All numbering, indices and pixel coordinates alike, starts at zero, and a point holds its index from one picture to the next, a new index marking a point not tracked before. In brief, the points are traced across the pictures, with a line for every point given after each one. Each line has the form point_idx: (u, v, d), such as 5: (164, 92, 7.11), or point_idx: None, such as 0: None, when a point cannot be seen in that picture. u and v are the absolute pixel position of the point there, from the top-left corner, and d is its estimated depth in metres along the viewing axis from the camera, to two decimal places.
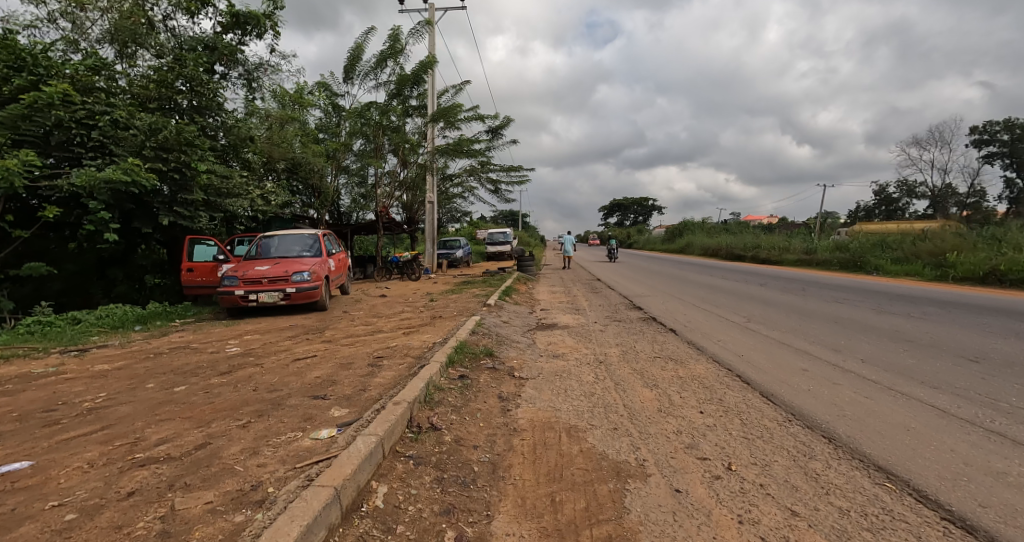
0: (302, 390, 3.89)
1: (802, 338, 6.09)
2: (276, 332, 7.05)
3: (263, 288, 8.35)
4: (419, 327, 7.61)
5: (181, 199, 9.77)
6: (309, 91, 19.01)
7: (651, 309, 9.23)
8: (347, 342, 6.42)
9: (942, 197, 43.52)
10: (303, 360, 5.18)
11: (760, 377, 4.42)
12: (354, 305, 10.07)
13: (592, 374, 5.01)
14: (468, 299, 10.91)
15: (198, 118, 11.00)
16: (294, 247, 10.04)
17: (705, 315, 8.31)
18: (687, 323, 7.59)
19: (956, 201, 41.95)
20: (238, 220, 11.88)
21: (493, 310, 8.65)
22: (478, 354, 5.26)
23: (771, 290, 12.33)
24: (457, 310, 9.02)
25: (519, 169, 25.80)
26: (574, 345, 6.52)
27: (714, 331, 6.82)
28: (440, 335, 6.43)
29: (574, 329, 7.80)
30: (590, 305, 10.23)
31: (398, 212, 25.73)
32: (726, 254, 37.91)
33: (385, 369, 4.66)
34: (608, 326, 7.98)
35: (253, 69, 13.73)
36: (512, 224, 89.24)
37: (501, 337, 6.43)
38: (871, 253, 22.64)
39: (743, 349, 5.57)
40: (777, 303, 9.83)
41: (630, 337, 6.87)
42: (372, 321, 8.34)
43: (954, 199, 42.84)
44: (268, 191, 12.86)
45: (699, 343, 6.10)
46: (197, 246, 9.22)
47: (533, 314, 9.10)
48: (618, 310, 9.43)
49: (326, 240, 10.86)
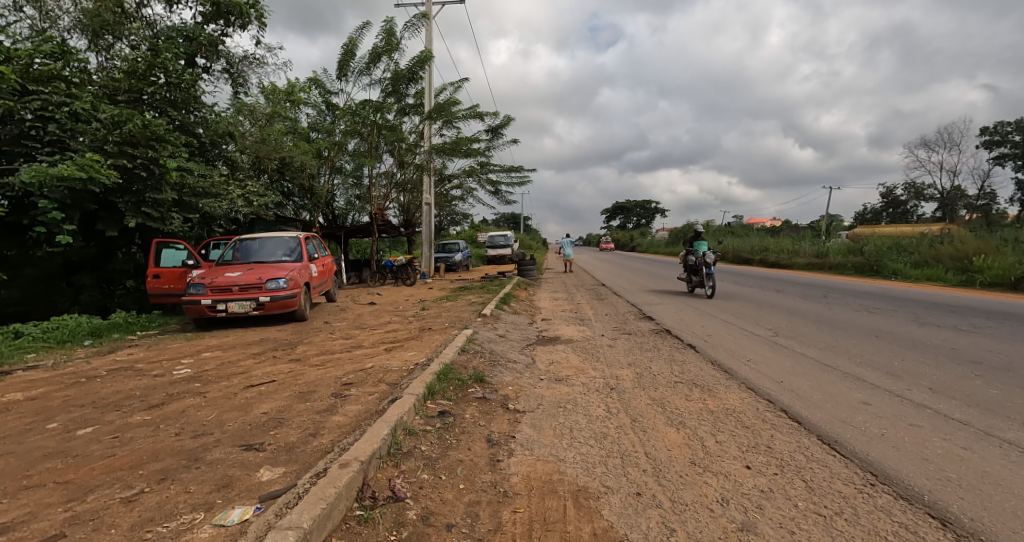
0: (236, 437, 3.05)
1: (848, 358, 5.22)
2: (241, 349, 6.22)
3: (233, 296, 7.57)
4: (404, 342, 6.78)
5: (149, 199, 8.97)
6: (301, 88, 18.29)
7: (663, 320, 8.37)
8: (318, 361, 5.60)
9: (951, 199, 42.41)
10: (257, 387, 4.36)
11: (812, 414, 3.57)
12: (338, 314, 9.23)
13: (602, 406, 4.16)
14: (462, 307, 10.06)
15: (173, 112, 10.20)
16: (273, 251, 9.22)
17: (726, 327, 7.44)
18: (707, 338, 6.71)
19: (967, 203, 41.00)
20: (217, 221, 11.08)
21: (489, 322, 7.79)
22: (465, 380, 4.42)
23: (791, 298, 11.46)
24: (449, 322, 8.17)
25: (520, 169, 25.01)
26: (578, 364, 5.68)
27: (740, 348, 5.96)
28: (425, 354, 5.59)
29: (579, 343, 6.95)
30: (596, 315, 9.36)
31: (395, 214, 24.88)
32: (733, 257, 36.96)
33: (350, 402, 3.82)
34: (616, 340, 7.12)
35: (238, 62, 12.96)
36: (514, 227, 88.31)
37: (494, 355, 5.59)
38: (888, 256, 21.72)
39: (781, 373, 4.69)
40: (802, 312, 8.96)
41: (643, 355, 6.02)
42: (354, 334, 7.51)
43: (964, 202, 41.90)
44: (252, 191, 12.03)
45: (726, 364, 5.23)
46: (165, 250, 8.43)
47: (533, 326, 8.24)
48: (626, 321, 8.57)
49: (309, 243, 10.07)
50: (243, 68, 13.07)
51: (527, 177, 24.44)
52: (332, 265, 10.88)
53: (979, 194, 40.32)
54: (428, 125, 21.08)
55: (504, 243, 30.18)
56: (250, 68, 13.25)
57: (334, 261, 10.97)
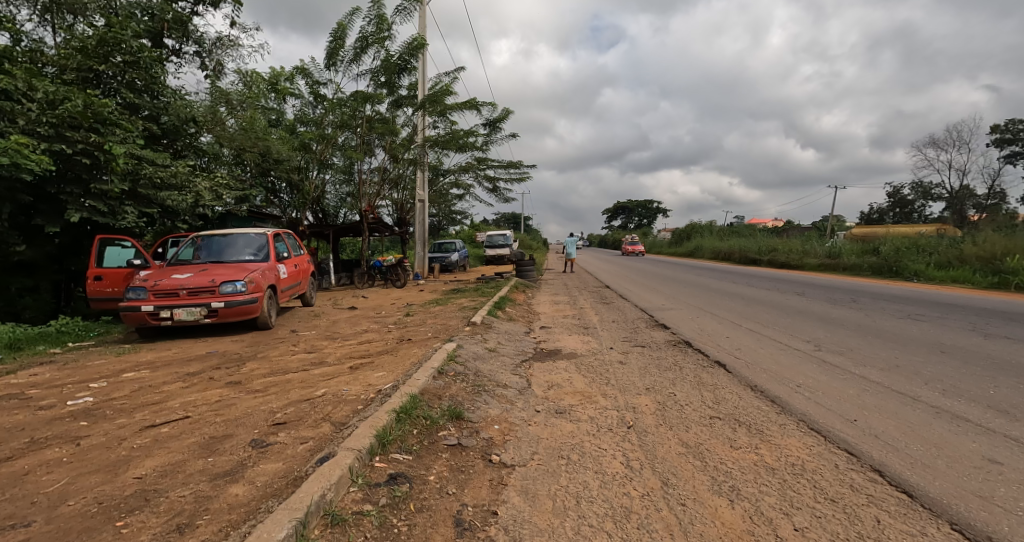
0: (59, 534, 1.97)
1: (924, 383, 4.17)
2: (175, 367, 5.13)
3: (180, 302, 6.50)
4: (376, 359, 5.69)
5: (95, 189, 7.97)
6: (286, 77, 17.29)
7: (681, 329, 7.28)
8: (263, 384, 4.52)
9: (960, 199, 41.18)
10: (160, 426, 3.26)
11: (928, 481, 2.50)
12: (309, 322, 8.15)
13: (618, 457, 3.07)
14: (452, 313, 8.98)
15: (130, 95, 9.17)
16: (236, 249, 8.13)
17: (756, 339, 6.35)
18: (738, 353, 5.62)
19: (976, 202, 39.98)
20: (182, 216, 10.01)
21: (478, 332, 6.69)
22: (436, 419, 3.34)
23: (815, 302, 10.42)
24: (433, 332, 7.07)
25: (519, 165, 24.03)
26: (585, 390, 4.58)
27: (782, 368, 4.88)
28: (395, 376, 4.51)
29: (585, 359, 5.85)
30: (602, 322, 8.28)
31: (388, 212, 23.81)
32: (739, 257, 35.82)
33: (269, 456, 2.74)
34: (628, 354, 6.03)
35: (211, 45, 11.95)
36: (515, 227, 87.29)
37: (480, 379, 4.50)
38: (907, 256, 20.60)
39: (851, 407, 3.61)
40: (835, 320, 7.93)
41: (663, 376, 4.92)
42: (320, 347, 6.42)
43: (972, 201, 40.82)
44: (222, 184, 10.97)
45: (773, 392, 4.13)
46: (109, 249, 7.40)
47: (530, 337, 7.14)
48: (638, 331, 7.47)
49: (281, 240, 8.99)
50: (216, 52, 12.06)
51: (526, 174, 23.43)
52: (306, 264, 9.81)
53: (989, 194, 39.23)
54: (423, 117, 20.07)
55: (504, 243, 29.11)
56: (224, 51, 12.21)
57: (309, 260, 9.92)
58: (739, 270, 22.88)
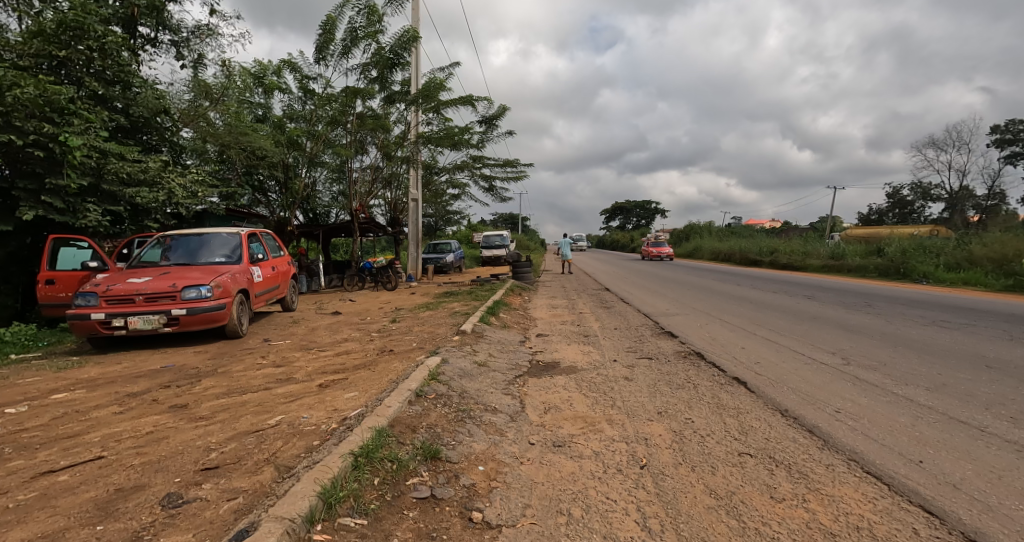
0: None
1: (986, 409, 3.54)
2: (118, 385, 4.48)
3: (136, 309, 5.84)
4: (351, 375, 5.04)
5: (50, 185, 7.34)
6: (273, 71, 16.66)
7: (690, 339, 6.66)
8: (212, 407, 3.87)
9: (960, 199, 40.71)
10: (59, 471, 2.62)
11: None
12: (285, 330, 7.49)
13: (632, 514, 2.44)
14: (442, 320, 8.32)
15: (95, 84, 8.52)
16: (206, 250, 7.46)
17: (775, 350, 5.73)
18: (757, 368, 4.98)
19: (976, 203, 39.51)
20: (152, 215, 9.35)
21: (467, 343, 6.04)
22: (406, 461, 2.70)
23: (828, 306, 9.83)
24: (418, 342, 6.42)
25: (516, 164, 23.41)
26: (586, 415, 3.94)
27: (813, 386, 4.25)
28: (366, 399, 3.88)
29: (586, 375, 5.21)
30: (604, 330, 7.67)
31: (381, 212, 23.13)
32: (739, 259, 35.25)
33: (177, 523, 2.09)
34: (634, 368, 5.40)
35: (189, 34, 11.30)
36: (512, 227, 86.58)
37: (465, 403, 3.85)
38: (915, 257, 20.04)
39: (911, 443, 2.98)
40: (855, 327, 7.32)
41: (676, 397, 4.28)
42: (291, 360, 5.77)
43: (972, 201, 40.31)
44: (197, 180, 10.32)
45: (810, 420, 3.49)
46: (63, 249, 6.74)
47: (525, 348, 6.48)
48: (643, 340, 6.83)
49: (257, 241, 8.34)
50: (194, 42, 11.41)
51: (523, 172, 22.84)
52: (286, 267, 9.17)
53: (990, 194, 38.72)
54: (416, 114, 19.51)
55: (500, 244, 28.50)
56: (203, 41, 11.55)
57: (289, 262, 9.26)
58: (740, 271, 22.34)
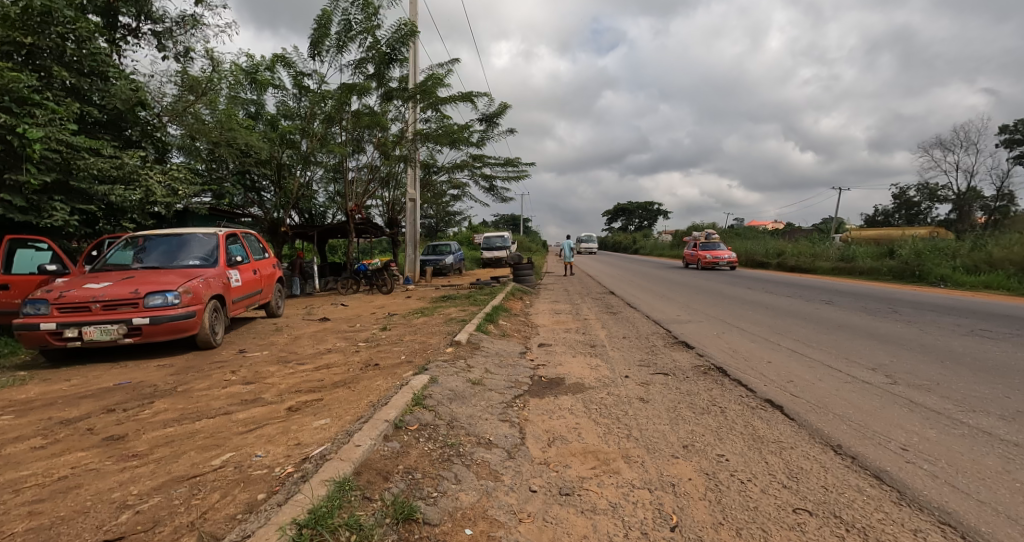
0: None
1: None
2: (54, 409, 3.87)
3: (92, 318, 5.24)
4: (327, 395, 4.42)
5: (11, 183, 6.81)
6: (267, 66, 16.12)
7: (707, 351, 6.04)
8: (154, 439, 3.26)
9: (968, 200, 39.93)
10: None
11: None
12: (264, 339, 6.89)
13: None
14: (436, 328, 7.69)
15: (65, 74, 7.89)
16: (179, 251, 6.84)
17: (807, 366, 5.10)
18: (792, 389, 4.35)
19: (983, 204, 38.69)
20: (128, 214, 8.80)
21: (461, 357, 5.42)
22: (370, 528, 2.07)
23: (851, 313, 9.18)
24: (407, 355, 5.80)
25: (517, 163, 22.85)
26: (598, 450, 3.31)
27: (864, 414, 3.61)
28: (336, 431, 3.27)
29: (595, 395, 4.57)
30: (612, 342, 7.07)
31: (378, 212, 22.53)
32: (745, 260, 34.54)
33: None
34: (649, 386, 4.79)
35: (172, 25, 10.71)
36: (513, 227, 85.89)
37: (454, 437, 3.23)
38: (932, 260, 19.30)
39: (1019, 501, 2.35)
40: (887, 337, 6.68)
41: (702, 426, 3.66)
42: (263, 375, 5.16)
43: (979, 202, 39.45)
44: (179, 177, 9.72)
45: (874, 462, 2.86)
46: (19, 251, 6.15)
47: (525, 361, 5.85)
48: (656, 352, 6.19)
49: (238, 242, 7.72)
50: (178, 32, 10.81)
51: (524, 172, 22.27)
52: (270, 270, 8.58)
53: (999, 196, 37.83)
54: (414, 111, 19.09)
55: (501, 245, 27.94)
56: (188, 32, 10.97)
57: (273, 265, 8.67)
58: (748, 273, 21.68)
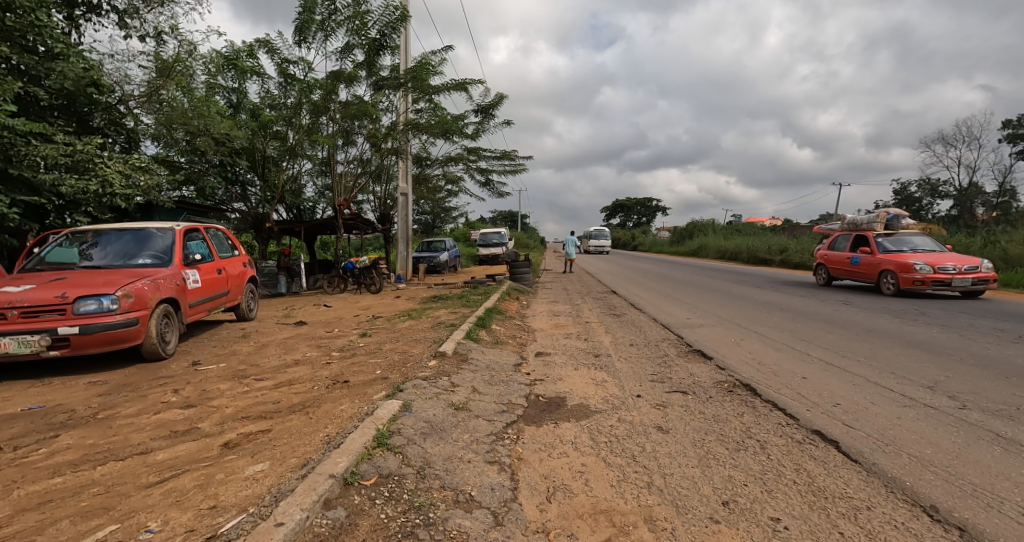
0: None
1: None
2: None
3: (9, 328, 4.48)
4: (278, 424, 3.63)
5: None
6: (248, 52, 15.28)
7: (727, 364, 5.25)
8: (27, 499, 2.48)
9: (969, 196, 39.30)
10: None
11: None
12: (227, 348, 6.10)
13: None
14: (421, 334, 6.90)
15: (8, 49, 7.08)
16: (127, 249, 6.03)
17: (851, 384, 4.31)
18: (844, 415, 3.57)
19: (985, 200, 38.04)
20: (83, 207, 8.04)
21: (444, 374, 4.63)
22: None
23: (876, 316, 8.42)
24: (383, 370, 5.01)
25: (514, 156, 22.06)
26: (612, 510, 2.52)
27: (952, 456, 2.81)
28: (267, 487, 2.49)
29: (603, 423, 3.79)
30: (618, 351, 6.30)
31: (370, 208, 21.82)
32: (747, 257, 33.80)
33: None
34: (666, 411, 4.02)
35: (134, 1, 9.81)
36: (511, 224, 84.90)
37: (422, 495, 2.45)
38: None
39: None
40: (928, 346, 5.91)
41: (741, 472, 2.88)
42: (212, 394, 4.38)
43: (981, 198, 38.74)
44: (142, 166, 8.93)
45: (994, 539, 2.08)
46: None
47: (520, 376, 5.07)
48: (670, 366, 5.42)
49: (200, 238, 6.90)
50: (141, 9, 9.91)
51: (521, 165, 21.49)
52: (239, 269, 7.77)
53: (1002, 191, 37.09)
54: (405, 101, 18.26)
55: (498, 242, 27.18)
56: (154, 10, 10.08)
57: (241, 265, 7.84)
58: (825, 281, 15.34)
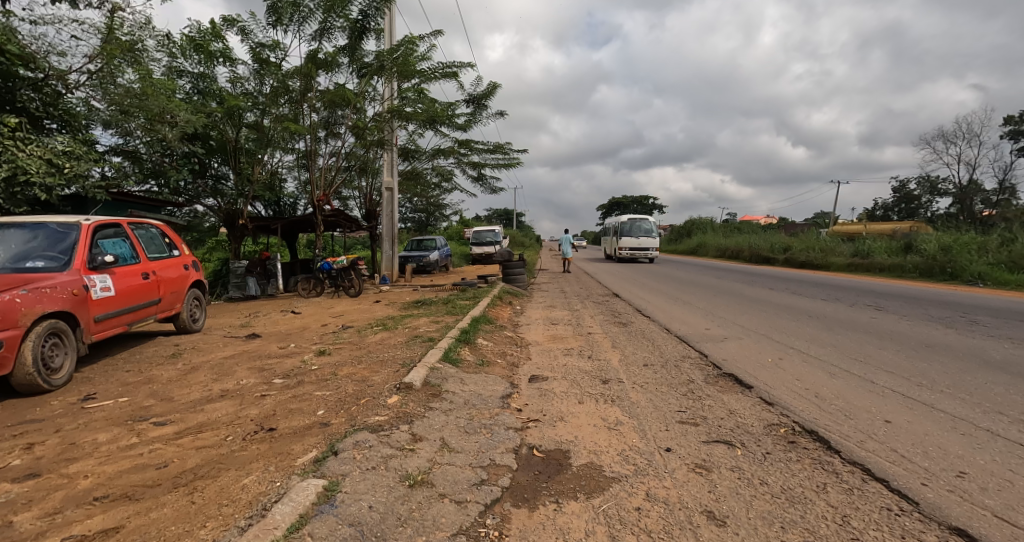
0: None
1: None
2: None
3: None
4: (137, 514, 2.39)
5: None
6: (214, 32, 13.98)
7: (777, 398, 4.11)
8: None
9: (968, 194, 38.38)
10: None
11: None
12: (143, 373, 4.86)
13: None
14: (392, 352, 5.72)
15: None
16: (14, 249, 4.76)
17: (964, 435, 3.14)
18: (987, 498, 2.40)
19: (983, 198, 37.05)
20: None
21: (405, 420, 3.40)
22: None
23: (924, 325, 7.29)
24: (329, 410, 3.79)
25: (508, 150, 20.95)
26: None
27: None
28: None
29: (625, 505, 2.60)
30: (630, 376, 5.17)
31: (355, 204, 20.74)
32: (748, 256, 32.75)
33: None
34: (709, 479, 2.85)
35: None
36: (506, 223, 83.52)
37: None
38: (966, 255, 17.48)
39: None
40: (1017, 368, 4.76)
41: None
42: (78, 449, 3.15)
43: (980, 195, 37.74)
44: (76, 153, 7.74)
45: None
46: None
47: (510, 415, 3.90)
48: (701, 401, 4.24)
49: (119, 236, 5.65)
50: None
51: (515, 158, 20.36)
52: (177, 273, 6.53)
53: (1003, 188, 36.05)
54: (389, 87, 17.14)
55: (492, 240, 26.06)
56: None
57: (179, 268, 6.59)
58: (844, 283, 14.22)
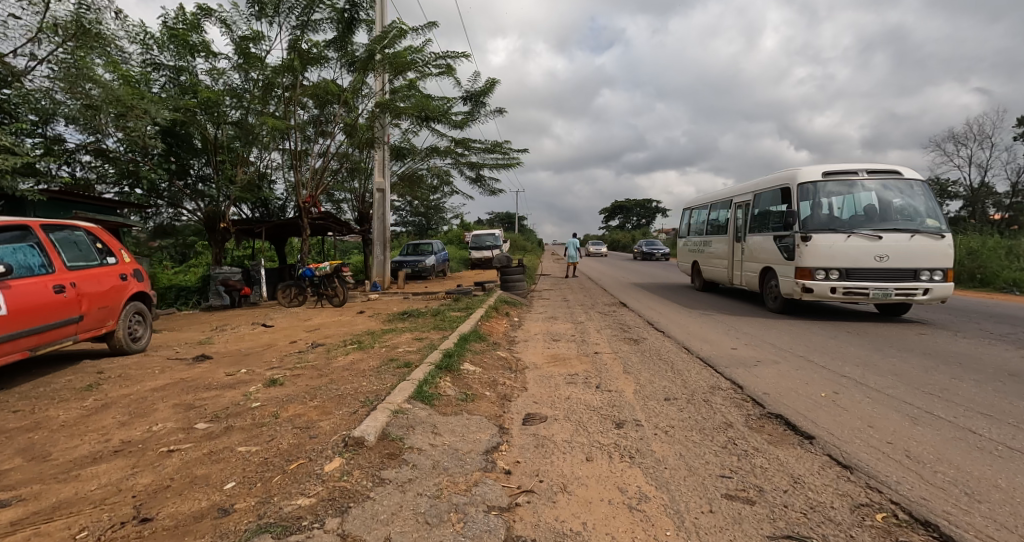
0: None
1: None
2: None
3: None
4: None
5: None
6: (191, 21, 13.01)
7: (855, 459, 3.09)
8: None
9: (978, 197, 37.18)
10: None
11: None
12: (34, 416, 3.81)
13: None
14: (358, 383, 4.71)
15: None
16: None
17: None
18: None
19: (995, 201, 35.77)
20: None
21: (338, 508, 2.35)
22: None
23: (990, 344, 6.24)
24: (244, 480, 2.70)
25: (508, 149, 20.01)
26: None
27: None
28: None
29: None
30: (648, 416, 4.13)
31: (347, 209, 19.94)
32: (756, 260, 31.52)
33: None
34: None
35: None
36: (508, 227, 82.60)
37: None
38: (997, 260, 16.30)
39: None
40: None
41: None
42: None
43: (992, 199, 36.46)
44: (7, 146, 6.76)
45: None
46: None
47: (493, 486, 2.87)
48: (750, 461, 3.21)
49: (24, 242, 4.62)
50: None
51: (515, 159, 19.43)
52: (110, 283, 5.49)
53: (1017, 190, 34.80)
54: (380, 80, 16.22)
55: (491, 244, 25.12)
56: None
57: (113, 279, 5.56)
58: None
